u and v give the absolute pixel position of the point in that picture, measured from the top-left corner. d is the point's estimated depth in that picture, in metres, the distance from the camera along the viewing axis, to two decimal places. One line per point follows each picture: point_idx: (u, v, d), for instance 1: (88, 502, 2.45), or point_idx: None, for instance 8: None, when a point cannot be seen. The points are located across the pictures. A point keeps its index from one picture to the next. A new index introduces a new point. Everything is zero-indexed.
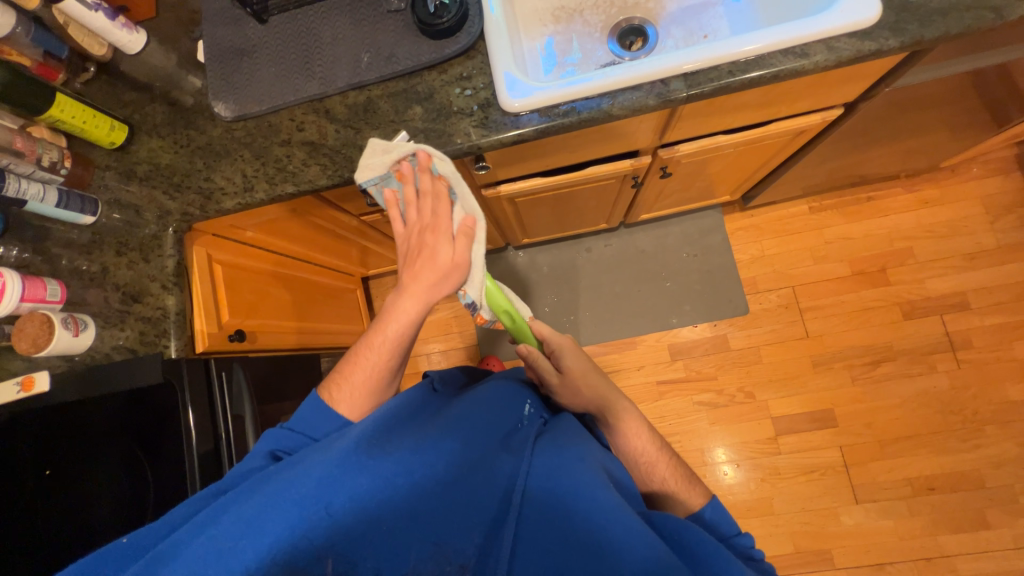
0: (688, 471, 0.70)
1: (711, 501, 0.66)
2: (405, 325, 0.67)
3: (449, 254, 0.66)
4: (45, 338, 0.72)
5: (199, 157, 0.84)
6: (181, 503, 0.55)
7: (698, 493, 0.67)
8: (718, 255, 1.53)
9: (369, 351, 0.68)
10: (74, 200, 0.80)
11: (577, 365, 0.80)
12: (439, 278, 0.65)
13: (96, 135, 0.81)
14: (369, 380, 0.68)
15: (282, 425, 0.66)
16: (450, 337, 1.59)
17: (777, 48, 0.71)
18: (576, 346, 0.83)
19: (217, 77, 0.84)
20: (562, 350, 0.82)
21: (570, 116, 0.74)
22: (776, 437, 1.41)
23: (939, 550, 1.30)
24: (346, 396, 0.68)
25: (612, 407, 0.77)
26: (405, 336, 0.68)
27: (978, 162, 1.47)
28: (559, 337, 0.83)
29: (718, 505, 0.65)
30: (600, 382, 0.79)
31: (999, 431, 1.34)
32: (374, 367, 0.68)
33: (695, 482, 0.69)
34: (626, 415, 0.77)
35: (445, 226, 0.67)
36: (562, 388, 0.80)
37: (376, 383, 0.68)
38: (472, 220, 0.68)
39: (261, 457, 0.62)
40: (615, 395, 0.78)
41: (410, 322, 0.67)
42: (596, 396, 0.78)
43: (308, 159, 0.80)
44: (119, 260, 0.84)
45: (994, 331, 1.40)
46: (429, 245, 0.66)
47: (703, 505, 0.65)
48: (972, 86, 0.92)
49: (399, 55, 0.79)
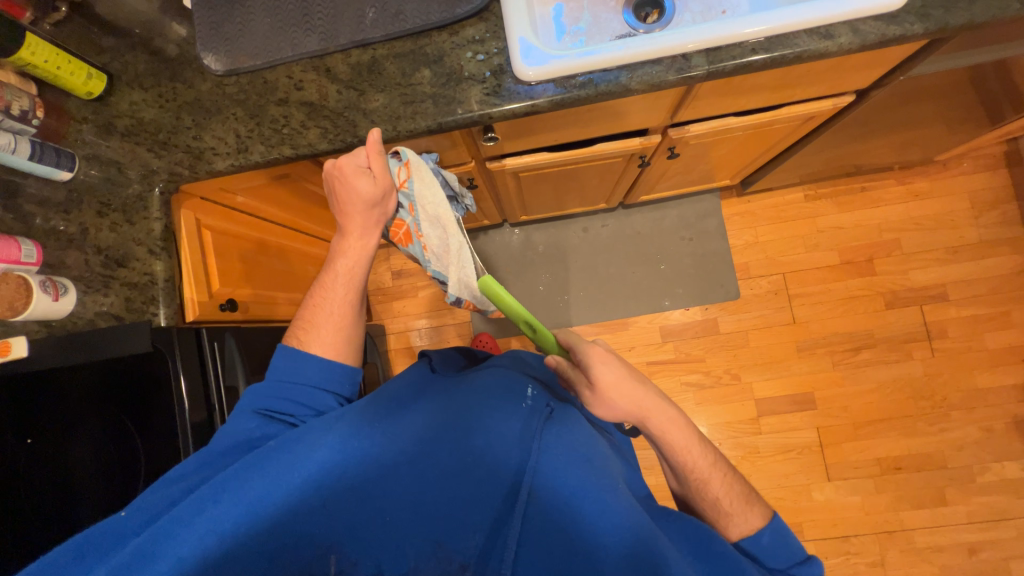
0: (745, 487, 0.69)
1: (772, 522, 0.64)
2: (355, 259, 0.72)
3: (367, 184, 0.68)
4: (22, 302, 0.68)
5: (187, 113, 0.79)
6: (180, 476, 0.58)
7: (758, 514, 0.65)
8: (713, 240, 1.54)
9: (328, 292, 0.72)
10: (49, 153, 0.74)
11: (609, 375, 0.69)
12: (371, 208, 0.69)
13: (73, 84, 0.75)
14: (334, 317, 0.71)
15: (258, 383, 0.67)
16: (441, 313, 1.57)
17: (802, 28, 0.69)
18: (604, 353, 0.72)
19: (206, 25, 0.77)
20: (588, 360, 0.70)
21: (587, 89, 0.71)
22: (757, 417, 1.46)
23: (900, 524, 1.39)
24: (315, 336, 0.70)
25: (654, 420, 0.69)
26: (358, 270, 0.72)
27: (969, 157, 1.50)
28: (585, 343, 0.72)
29: (781, 526, 0.64)
30: (639, 393, 0.69)
31: (964, 416, 1.42)
32: (335, 304, 0.72)
33: (754, 502, 0.67)
34: (671, 427, 0.69)
35: (354, 164, 0.68)
36: (593, 400, 0.70)
37: (341, 317, 0.72)
38: (411, 170, 0.69)
39: (261, 417, 0.64)
40: (659, 405, 0.69)
41: (362, 256, 0.72)
42: (637, 406, 0.68)
43: (307, 121, 0.76)
44: (100, 222, 0.79)
45: (969, 322, 1.46)
46: (346, 184, 0.68)
47: (763, 528, 0.64)
48: (978, 79, 0.93)
49: (407, 12, 0.74)
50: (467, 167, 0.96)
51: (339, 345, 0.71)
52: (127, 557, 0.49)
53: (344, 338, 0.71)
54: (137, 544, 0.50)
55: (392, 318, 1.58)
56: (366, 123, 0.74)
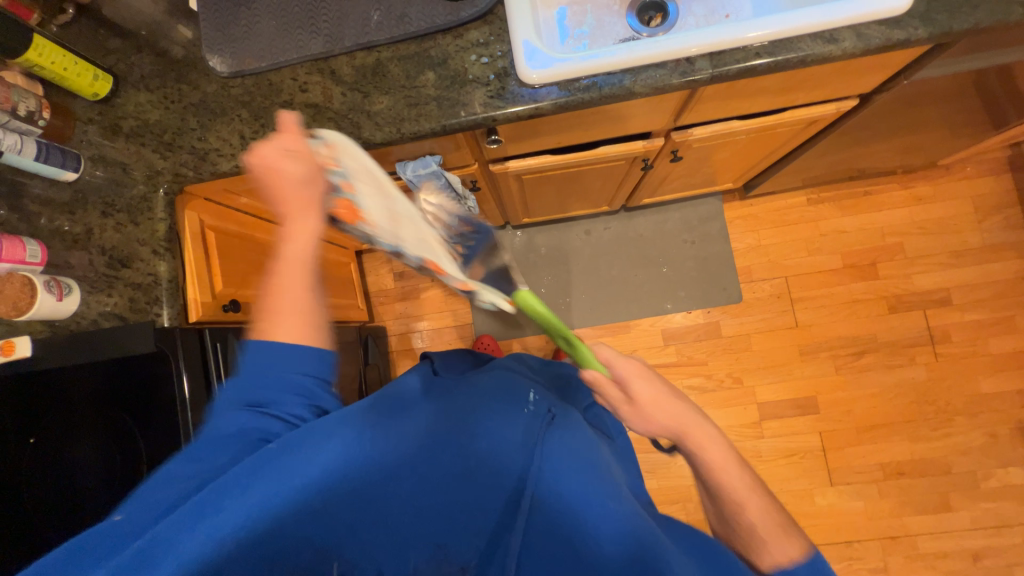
0: (785, 517, 0.60)
1: (814, 558, 0.55)
2: (301, 245, 0.65)
3: (297, 166, 0.60)
4: (27, 302, 0.69)
5: (192, 114, 0.79)
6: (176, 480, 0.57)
7: (794, 541, 0.57)
8: (715, 243, 1.53)
9: (281, 287, 0.66)
10: (54, 154, 0.74)
11: (647, 390, 0.66)
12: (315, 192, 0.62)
13: (79, 85, 0.76)
14: (296, 304, 0.66)
15: (233, 381, 0.64)
16: (443, 315, 1.58)
17: (806, 32, 0.69)
18: (643, 367, 0.68)
19: (212, 27, 0.78)
20: (628, 376, 0.67)
21: (590, 92, 0.71)
22: (760, 421, 1.45)
23: (903, 530, 1.38)
24: (276, 328, 0.66)
25: (694, 437, 0.65)
26: (309, 254, 0.66)
27: (972, 161, 1.50)
28: (624, 357, 0.68)
29: (822, 562, 0.54)
30: (676, 406, 0.66)
31: (968, 422, 1.42)
32: (295, 292, 0.66)
33: (790, 529, 0.58)
34: (710, 445, 0.64)
35: (277, 149, 0.60)
36: (631, 415, 0.68)
37: (305, 299, 0.67)
38: (336, 145, 0.60)
39: (248, 412, 0.62)
40: (700, 423, 0.66)
41: (306, 241, 0.65)
42: (675, 422, 0.66)
43: (312, 123, 0.76)
44: (105, 223, 0.80)
45: (973, 326, 1.45)
46: (275, 174, 0.60)
47: (800, 560, 0.54)
48: (982, 84, 0.92)
49: (411, 15, 0.75)
50: (470, 169, 0.96)
51: (307, 328, 0.67)
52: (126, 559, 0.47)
53: (311, 319, 0.67)
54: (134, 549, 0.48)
55: (394, 320, 1.58)
56: (370, 125, 0.75)
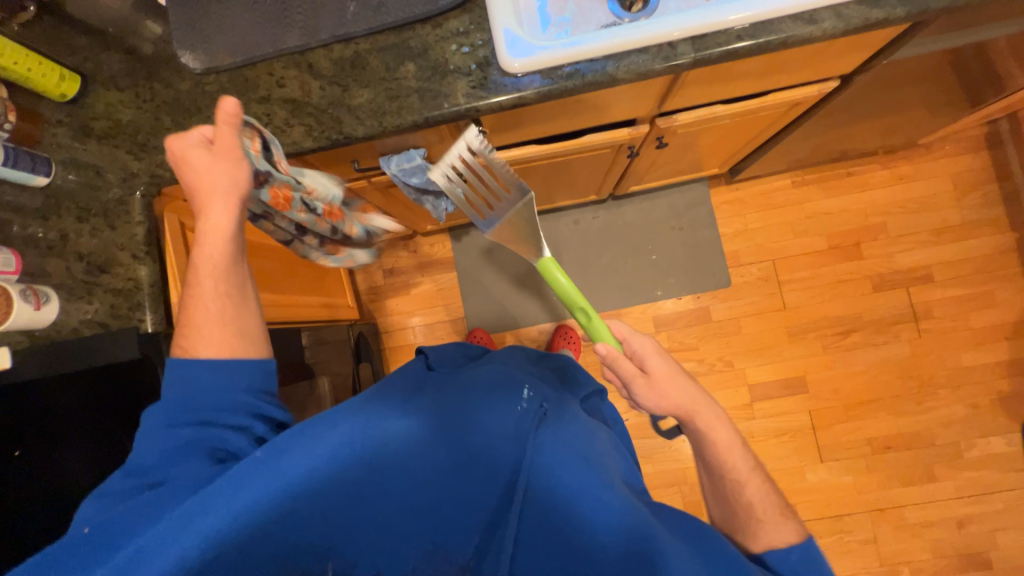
0: (781, 501, 0.66)
1: (805, 541, 0.61)
2: (216, 244, 0.66)
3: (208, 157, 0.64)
4: (4, 312, 0.66)
5: (166, 113, 0.77)
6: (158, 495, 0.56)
7: (791, 529, 0.62)
8: (703, 229, 1.54)
9: (199, 289, 0.67)
10: (23, 158, 0.72)
11: (661, 366, 0.74)
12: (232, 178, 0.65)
13: (45, 86, 0.73)
14: (212, 312, 0.66)
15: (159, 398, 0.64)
16: (435, 310, 1.57)
17: (786, 13, 0.69)
18: (658, 348, 0.76)
19: (182, 22, 0.75)
20: (643, 351, 0.76)
21: (573, 79, 0.71)
22: (751, 402, 1.48)
23: (891, 501, 1.42)
24: (200, 340, 0.66)
25: (702, 415, 0.69)
26: (224, 255, 0.66)
27: (952, 140, 1.52)
28: (641, 337, 0.77)
29: (814, 548, 0.60)
30: (689, 387, 0.72)
31: (951, 394, 1.46)
32: (212, 300, 0.67)
33: (789, 518, 0.63)
34: (717, 426, 0.69)
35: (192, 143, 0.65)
36: (644, 389, 0.73)
37: (220, 308, 0.67)
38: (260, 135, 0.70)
39: (192, 427, 0.62)
40: (707, 402, 0.70)
41: (221, 240, 0.66)
42: (685, 399, 0.71)
43: (291, 119, 0.74)
44: (81, 228, 0.77)
45: (954, 302, 1.49)
46: (192, 166, 0.64)
47: (794, 544, 0.60)
48: (959, 62, 0.93)
49: (389, 5, 0.73)
50: None
51: (225, 340, 0.66)
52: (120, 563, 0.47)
53: (228, 330, 0.67)
54: (126, 556, 0.48)
55: (385, 317, 1.57)
56: (351, 120, 0.73)
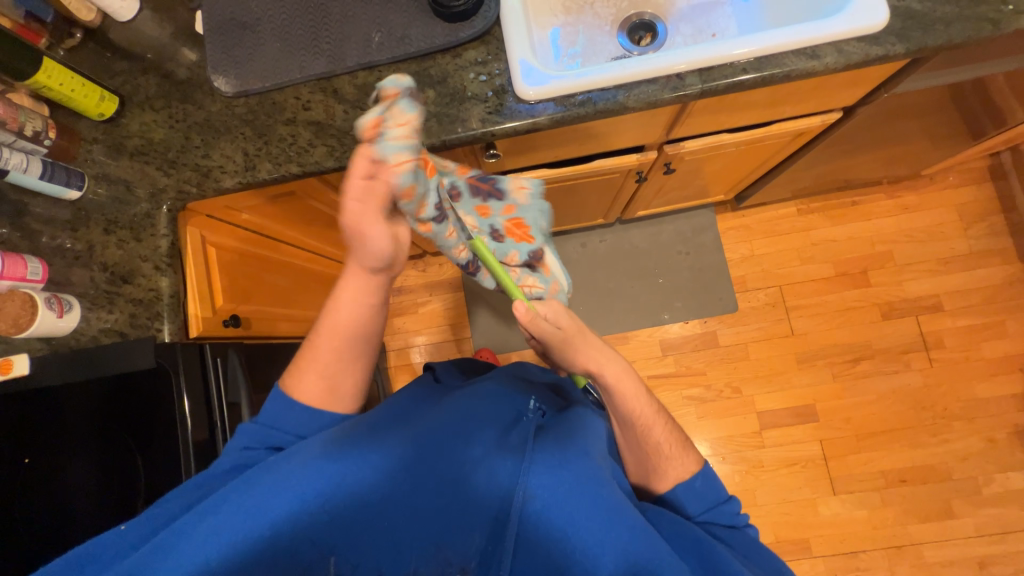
0: (682, 436, 0.71)
1: (703, 469, 0.69)
2: (357, 307, 0.63)
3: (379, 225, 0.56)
4: (28, 319, 0.69)
5: (196, 133, 0.81)
6: (174, 496, 0.59)
7: (691, 459, 0.69)
8: (709, 254, 1.56)
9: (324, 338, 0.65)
10: (59, 172, 0.75)
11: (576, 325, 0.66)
12: (390, 238, 0.57)
13: (86, 106, 0.77)
14: (325, 362, 0.65)
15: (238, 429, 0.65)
16: (441, 329, 1.58)
17: (789, 49, 0.72)
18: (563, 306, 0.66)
19: (217, 50, 0.80)
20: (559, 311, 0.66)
21: (586, 107, 0.74)
22: (760, 430, 1.45)
23: (908, 538, 1.37)
24: (301, 382, 0.66)
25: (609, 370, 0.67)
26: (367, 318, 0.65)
27: (954, 171, 1.55)
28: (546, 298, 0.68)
29: (709, 471, 0.68)
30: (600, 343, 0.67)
31: (966, 427, 1.42)
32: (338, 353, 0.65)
33: (688, 449, 0.70)
34: (625, 378, 0.67)
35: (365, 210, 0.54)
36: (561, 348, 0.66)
37: (334, 365, 0.65)
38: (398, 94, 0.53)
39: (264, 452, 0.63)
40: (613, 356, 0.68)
41: (362, 303, 0.64)
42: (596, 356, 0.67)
43: (315, 140, 0.78)
44: (108, 239, 0.80)
45: (964, 332, 1.47)
46: (361, 231, 0.55)
47: (696, 473, 0.68)
48: (958, 97, 0.96)
49: (412, 36, 0.78)
50: None
51: (326, 390, 0.66)
52: (138, 557, 0.50)
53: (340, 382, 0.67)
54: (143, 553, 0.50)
55: (393, 335, 1.58)
56: None
